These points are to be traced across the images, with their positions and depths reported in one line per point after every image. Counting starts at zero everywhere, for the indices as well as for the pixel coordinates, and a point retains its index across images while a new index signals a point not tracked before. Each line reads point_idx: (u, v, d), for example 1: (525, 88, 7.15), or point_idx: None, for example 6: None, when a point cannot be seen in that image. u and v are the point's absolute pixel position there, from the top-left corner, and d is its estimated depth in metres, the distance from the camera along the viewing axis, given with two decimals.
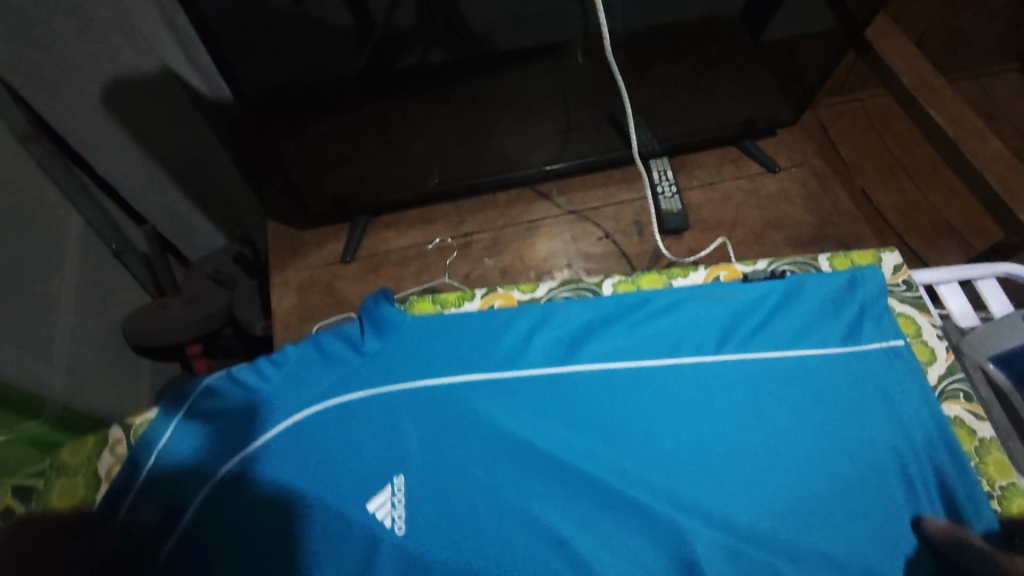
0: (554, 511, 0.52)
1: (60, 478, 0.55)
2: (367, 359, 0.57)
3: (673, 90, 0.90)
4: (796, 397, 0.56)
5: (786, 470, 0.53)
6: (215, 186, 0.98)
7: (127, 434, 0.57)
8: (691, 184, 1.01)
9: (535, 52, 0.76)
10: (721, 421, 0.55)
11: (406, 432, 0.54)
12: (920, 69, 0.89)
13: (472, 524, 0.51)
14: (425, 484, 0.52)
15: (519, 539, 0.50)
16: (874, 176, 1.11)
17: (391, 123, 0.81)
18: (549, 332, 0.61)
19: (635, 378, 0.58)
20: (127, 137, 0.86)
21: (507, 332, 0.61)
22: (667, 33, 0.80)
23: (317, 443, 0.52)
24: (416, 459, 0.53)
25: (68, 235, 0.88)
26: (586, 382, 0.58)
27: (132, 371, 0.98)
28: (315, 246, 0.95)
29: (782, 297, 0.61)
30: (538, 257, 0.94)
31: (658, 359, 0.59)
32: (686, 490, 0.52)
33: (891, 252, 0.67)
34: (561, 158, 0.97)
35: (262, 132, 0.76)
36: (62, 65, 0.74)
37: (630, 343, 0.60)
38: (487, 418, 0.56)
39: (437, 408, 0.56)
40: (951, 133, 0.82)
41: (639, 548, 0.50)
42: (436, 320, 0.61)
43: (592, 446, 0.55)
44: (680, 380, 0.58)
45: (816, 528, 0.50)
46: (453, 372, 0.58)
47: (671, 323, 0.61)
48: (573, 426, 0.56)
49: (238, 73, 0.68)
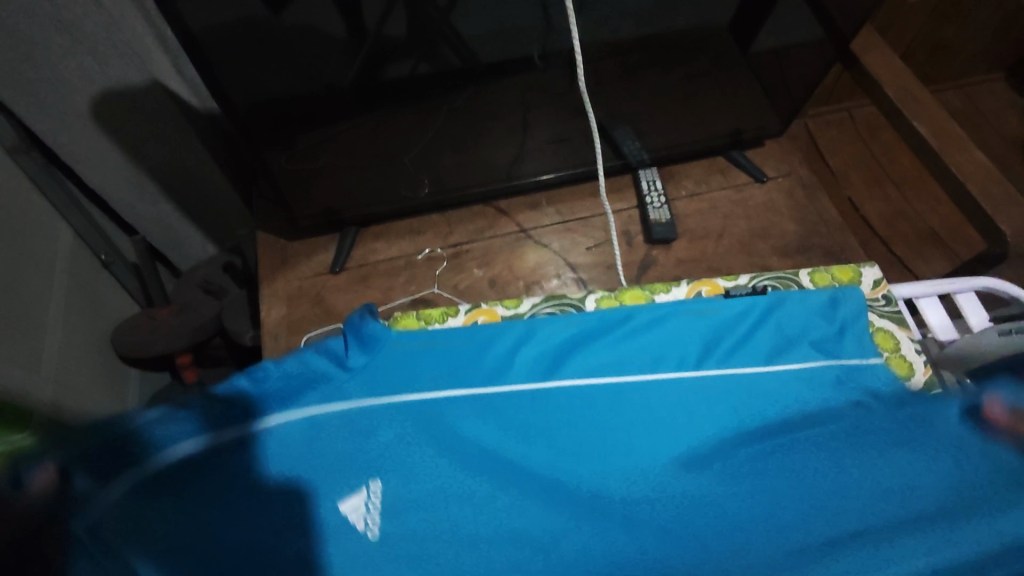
0: (533, 520, 0.52)
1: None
2: (352, 375, 0.57)
3: (661, 101, 0.91)
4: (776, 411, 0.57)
5: (769, 480, 0.53)
6: (205, 197, 0.98)
7: None
8: (679, 194, 1.02)
9: (524, 64, 0.77)
10: (699, 435, 0.56)
11: (388, 444, 0.54)
12: (905, 81, 0.90)
13: (453, 534, 0.51)
14: (403, 491, 0.52)
15: (499, 550, 0.51)
16: (861, 186, 1.12)
17: (381, 135, 0.81)
18: (532, 348, 0.62)
19: (617, 393, 0.59)
20: (116, 149, 0.86)
21: (493, 345, 0.62)
22: (655, 45, 0.81)
23: (299, 452, 0.51)
24: (397, 469, 0.53)
25: (56, 246, 0.88)
26: (569, 396, 0.59)
27: (119, 382, 0.97)
28: (304, 256, 0.96)
29: (762, 313, 0.63)
30: (527, 267, 0.95)
31: (639, 374, 0.60)
32: (663, 502, 0.53)
33: (871, 267, 0.69)
34: (550, 169, 0.97)
35: (252, 145, 0.76)
36: (51, 79, 0.75)
37: (612, 359, 0.61)
38: (469, 432, 0.56)
39: (421, 421, 0.56)
40: (934, 144, 0.83)
41: (617, 556, 0.51)
42: (424, 337, 0.63)
43: (571, 459, 0.56)
44: (660, 394, 0.59)
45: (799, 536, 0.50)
46: (437, 387, 0.58)
47: (653, 339, 0.62)
48: (552, 440, 0.56)
49: (228, 87, 0.68)
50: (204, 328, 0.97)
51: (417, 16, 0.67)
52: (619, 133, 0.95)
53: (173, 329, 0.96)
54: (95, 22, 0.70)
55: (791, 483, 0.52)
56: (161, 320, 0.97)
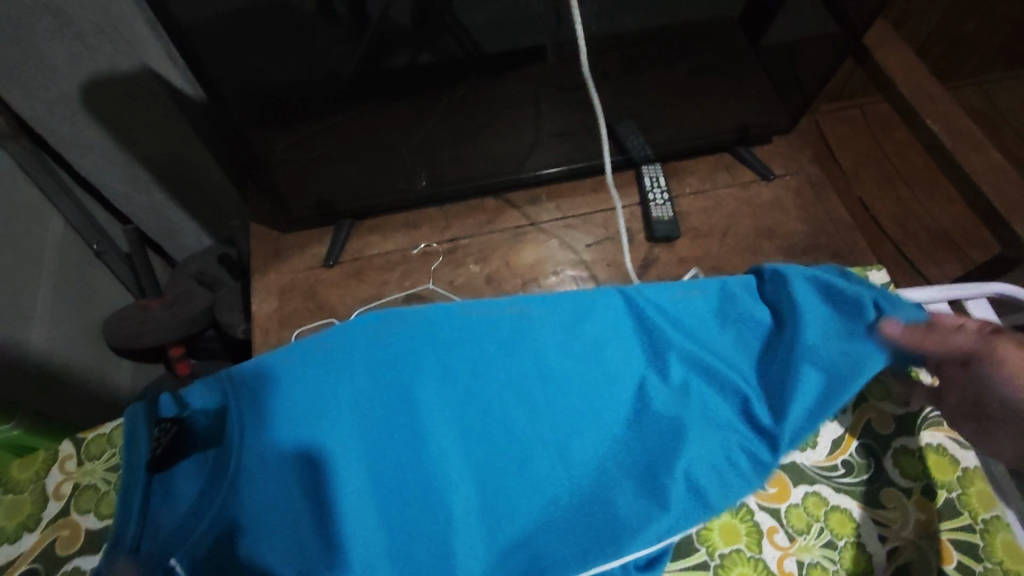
0: (523, 444, 0.50)
1: (5, 496, 0.55)
2: (329, 346, 0.52)
3: (667, 95, 0.88)
4: (687, 339, 0.56)
5: (701, 391, 0.55)
6: (200, 186, 0.97)
7: (77, 450, 0.58)
8: (683, 191, 0.99)
9: (524, 55, 0.75)
10: (620, 373, 0.54)
11: (379, 336, 0.53)
12: (920, 77, 0.87)
13: (469, 421, 0.50)
14: (416, 364, 0.51)
15: (522, 443, 0.50)
16: (871, 186, 1.09)
17: (379, 127, 0.79)
18: (426, 322, 0.55)
19: (525, 360, 0.54)
20: (109, 136, 0.85)
21: (381, 330, 0.54)
22: (662, 36, 0.78)
23: (321, 355, 0.51)
24: (398, 348, 0.52)
25: (46, 236, 0.87)
26: (493, 371, 0.53)
27: (111, 372, 0.96)
28: (298, 248, 0.94)
29: (694, 309, 0.59)
30: (524, 264, 0.93)
31: (553, 348, 0.54)
32: (615, 425, 0.53)
33: (879, 270, 0.66)
34: (551, 163, 0.95)
35: (241, 132, 0.74)
36: (41, 66, 0.74)
37: (523, 346, 0.54)
38: (411, 390, 0.50)
39: (413, 319, 0.55)
40: (947, 141, 0.81)
41: (617, 449, 0.52)
42: (389, 315, 0.55)
43: (528, 409, 0.51)
44: (578, 338, 0.55)
45: (728, 395, 0.55)
46: (404, 325, 0.54)
47: (561, 325, 0.56)
48: (487, 392, 0.52)
49: (216, 76, 0.66)
50: (196, 319, 0.96)
51: (422, 7, 0.65)
52: (623, 127, 0.93)
53: (164, 320, 0.94)
54: (83, 7, 0.70)
55: (686, 348, 0.56)
56: (153, 311, 0.96)
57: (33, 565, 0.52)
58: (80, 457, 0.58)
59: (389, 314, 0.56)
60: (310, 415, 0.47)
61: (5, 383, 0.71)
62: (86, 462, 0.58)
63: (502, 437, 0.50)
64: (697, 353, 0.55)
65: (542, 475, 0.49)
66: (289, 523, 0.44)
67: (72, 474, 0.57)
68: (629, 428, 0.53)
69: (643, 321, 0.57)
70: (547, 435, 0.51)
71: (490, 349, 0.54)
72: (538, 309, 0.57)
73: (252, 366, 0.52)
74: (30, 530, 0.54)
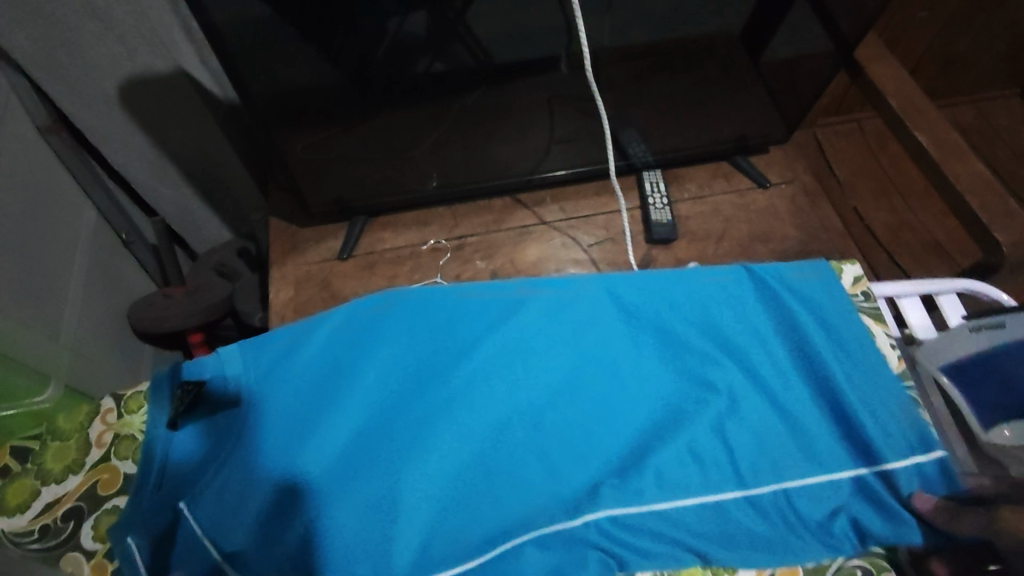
0: (498, 452, 0.62)
1: (54, 442, 0.66)
2: (341, 363, 0.64)
3: (668, 106, 0.93)
4: (655, 359, 0.68)
5: (655, 403, 0.66)
6: (223, 182, 1.03)
7: (118, 405, 0.68)
8: (682, 196, 1.03)
9: (532, 65, 0.80)
10: (591, 390, 0.66)
11: (383, 356, 0.65)
12: (909, 92, 0.91)
13: (455, 431, 0.62)
14: (415, 384, 0.64)
15: (497, 453, 0.62)
16: (866, 196, 1.12)
17: (395, 130, 0.84)
18: (426, 339, 0.67)
19: (505, 377, 0.66)
20: (141, 133, 0.91)
21: (385, 349, 0.66)
22: (663, 49, 0.83)
23: (332, 371, 0.64)
24: (399, 369, 0.65)
25: (79, 223, 0.92)
26: (480, 386, 0.65)
27: (132, 358, 1.01)
28: (314, 242, 0.99)
29: (665, 327, 0.70)
30: (527, 262, 0.97)
31: (535, 366, 0.67)
32: (580, 432, 0.64)
33: (853, 265, 0.77)
34: (555, 168, 0.99)
35: (267, 130, 0.79)
36: (84, 65, 0.80)
37: (513, 362, 0.67)
38: (406, 408, 0.63)
39: (421, 332, 0.67)
40: (934, 153, 0.84)
41: (576, 459, 0.62)
42: (395, 329, 0.67)
43: (508, 423, 0.63)
44: (555, 357, 0.67)
45: (680, 406, 0.66)
46: (406, 343, 0.67)
47: (542, 344, 0.68)
48: (475, 404, 0.64)
49: (246, 79, 0.72)
50: (216, 307, 1.00)
51: (437, 18, 0.70)
52: (626, 134, 0.97)
53: (185, 307, 0.98)
54: (125, 12, 0.76)
55: (647, 366, 0.68)
56: (175, 299, 1.00)
57: (78, 503, 0.62)
58: (119, 411, 0.68)
59: (397, 329, 0.67)
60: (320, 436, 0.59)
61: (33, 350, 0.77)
62: (125, 415, 0.68)
63: (480, 444, 0.62)
64: (657, 371, 0.68)
65: (507, 480, 0.61)
66: (297, 516, 0.56)
67: (113, 426, 0.67)
68: (590, 440, 0.64)
69: (621, 340, 0.69)
70: (520, 445, 0.63)
71: (483, 365, 0.66)
72: (524, 326, 0.69)
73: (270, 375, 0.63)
74: (75, 473, 0.64)
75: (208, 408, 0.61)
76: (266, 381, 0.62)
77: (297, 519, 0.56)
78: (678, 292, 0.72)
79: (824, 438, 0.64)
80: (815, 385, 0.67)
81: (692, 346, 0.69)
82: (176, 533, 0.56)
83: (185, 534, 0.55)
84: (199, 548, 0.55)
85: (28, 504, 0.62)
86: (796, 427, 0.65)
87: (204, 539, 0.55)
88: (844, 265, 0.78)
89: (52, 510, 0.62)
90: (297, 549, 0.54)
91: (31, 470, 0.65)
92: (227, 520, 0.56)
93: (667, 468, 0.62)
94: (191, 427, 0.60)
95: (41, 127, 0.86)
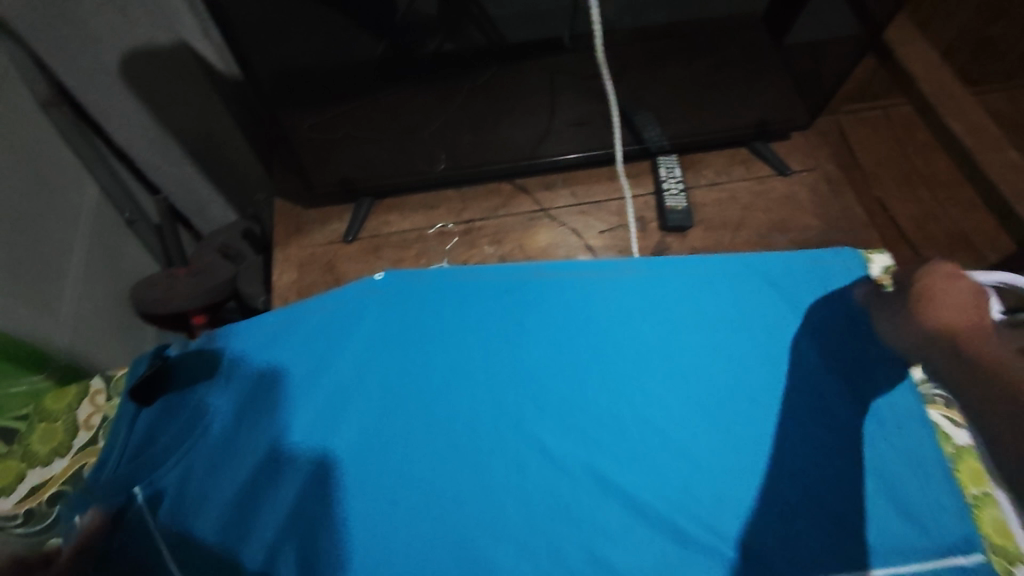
0: (479, 452, 0.61)
1: (42, 423, 0.65)
2: (333, 362, 0.66)
3: (686, 89, 0.89)
4: (655, 361, 0.67)
5: (653, 405, 0.64)
6: (227, 161, 1.01)
7: (107, 386, 0.67)
8: (698, 182, 1.00)
9: (545, 45, 0.77)
10: (583, 394, 0.64)
11: (373, 357, 0.66)
12: (943, 76, 0.86)
13: (434, 432, 0.62)
14: (400, 384, 0.65)
15: (476, 455, 0.61)
16: (890, 186, 1.07)
17: (401, 110, 0.82)
18: (416, 339, 0.68)
19: (493, 378, 0.66)
20: (144, 108, 0.89)
21: (373, 349, 0.67)
22: (682, 30, 0.79)
23: (318, 370, 0.65)
24: (384, 369, 0.66)
25: (82, 200, 0.92)
26: (466, 386, 0.65)
27: (133, 337, 1.00)
28: (319, 224, 0.97)
29: (668, 330, 0.69)
30: (538, 247, 0.94)
31: (524, 367, 0.66)
32: (565, 435, 0.62)
33: (883, 254, 0.74)
34: (567, 150, 0.96)
35: (272, 107, 0.76)
36: (85, 37, 0.78)
37: (503, 364, 0.67)
38: (387, 409, 0.63)
39: (410, 333, 0.69)
40: (968, 140, 0.80)
41: (560, 465, 0.60)
42: (388, 332, 0.68)
43: (492, 425, 0.63)
44: (544, 359, 0.67)
45: (681, 412, 0.63)
46: (396, 344, 0.68)
47: (535, 346, 0.68)
48: (458, 406, 0.64)
49: (250, 56, 0.69)
50: (219, 289, 0.98)
51: None
52: (640, 118, 0.93)
53: (188, 288, 0.97)
54: None
55: (644, 369, 0.66)
56: (179, 279, 0.98)
57: (62, 487, 0.61)
58: (108, 392, 0.67)
59: (388, 331, 0.68)
60: (299, 434, 0.62)
61: (35, 325, 0.77)
62: (113, 397, 0.67)
63: (459, 444, 0.61)
64: (657, 375, 0.66)
65: (484, 482, 0.59)
66: (262, 508, 0.58)
67: (102, 407, 0.66)
68: (575, 445, 0.61)
69: (619, 345, 0.68)
70: (502, 448, 0.61)
71: (470, 367, 0.66)
72: (514, 327, 0.69)
73: (259, 371, 0.66)
74: (62, 456, 0.63)
75: (178, 388, 0.65)
76: (244, 368, 0.66)
77: (249, 506, 0.58)
78: (672, 286, 0.72)
79: (840, 452, 0.60)
80: (817, 391, 0.63)
81: (694, 351, 0.67)
82: (126, 517, 0.57)
83: (132, 519, 0.57)
84: (147, 535, 0.56)
85: (14, 487, 0.61)
86: (808, 437, 0.61)
87: (159, 519, 0.57)
88: (873, 254, 0.74)
89: (37, 494, 0.60)
90: (245, 539, 0.56)
91: (17, 451, 0.63)
92: (182, 507, 0.58)
93: (655, 476, 0.59)
94: (157, 407, 0.64)
95: (41, 101, 0.85)
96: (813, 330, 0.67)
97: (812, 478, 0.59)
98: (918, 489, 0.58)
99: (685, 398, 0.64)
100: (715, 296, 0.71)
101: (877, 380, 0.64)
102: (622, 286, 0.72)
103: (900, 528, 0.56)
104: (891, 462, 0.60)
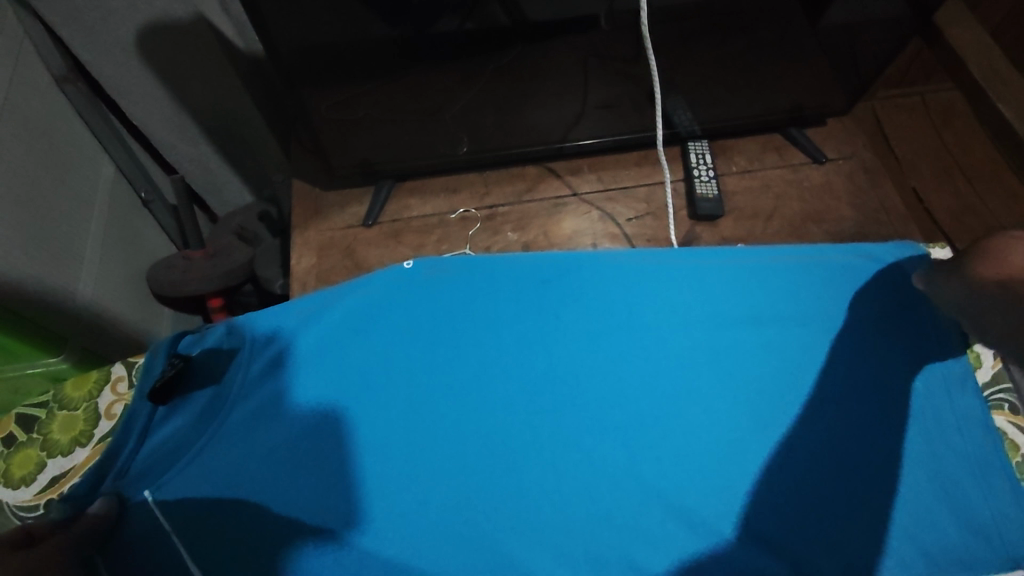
0: (512, 449, 0.59)
1: (61, 411, 0.64)
2: (360, 353, 0.64)
3: (720, 71, 0.85)
4: (690, 356, 0.64)
5: (689, 402, 0.61)
6: (243, 140, 0.98)
7: (128, 374, 0.66)
8: (729, 169, 0.96)
9: (577, 23, 0.73)
10: (616, 389, 0.62)
11: (400, 348, 0.65)
12: (993, 61, 0.82)
13: (464, 427, 0.60)
14: (428, 377, 0.63)
15: (508, 452, 0.59)
16: (927, 176, 1.03)
17: (424, 89, 0.78)
18: (444, 330, 0.66)
19: (523, 372, 0.64)
20: (160, 84, 0.86)
21: (401, 340, 0.65)
22: (720, 9, 0.75)
23: (345, 360, 0.63)
24: (411, 361, 0.64)
25: (98, 179, 0.90)
26: (495, 381, 0.63)
27: (154, 320, 0.99)
28: (338, 207, 0.94)
29: (702, 323, 0.66)
30: (562, 234, 0.91)
31: (555, 362, 0.64)
32: (599, 432, 0.60)
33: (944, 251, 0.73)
34: (594, 134, 0.92)
35: (291, 85, 0.74)
36: (100, 9, 0.76)
37: (533, 357, 0.65)
38: (416, 402, 0.62)
39: (438, 324, 0.67)
40: (1021, 129, 0.76)
41: (595, 464, 0.58)
42: (415, 323, 0.67)
43: (524, 421, 0.61)
44: (575, 353, 0.65)
45: (717, 408, 0.61)
46: (423, 335, 0.66)
47: (566, 340, 0.66)
48: (488, 401, 0.62)
49: (270, 30, 0.66)
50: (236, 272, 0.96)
51: None
52: (671, 102, 0.90)
53: (206, 270, 0.96)
54: None
55: (679, 365, 0.64)
56: (196, 262, 0.97)
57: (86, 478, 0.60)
58: (129, 380, 0.66)
59: (415, 322, 0.67)
60: (327, 428, 0.60)
61: (50, 306, 0.76)
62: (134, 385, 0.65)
63: (490, 440, 0.60)
64: (693, 371, 0.63)
65: (518, 481, 0.58)
66: (288, 503, 0.55)
67: (123, 396, 0.65)
68: (610, 443, 0.59)
69: (652, 339, 0.66)
70: (535, 446, 0.59)
71: (499, 360, 0.65)
72: (543, 320, 0.67)
73: (281, 360, 0.63)
74: (83, 445, 0.62)
75: (194, 380, 0.63)
76: (263, 358, 0.63)
77: (273, 501, 0.55)
78: (713, 280, 0.69)
79: (890, 452, 0.58)
80: (870, 394, 0.61)
81: (731, 347, 0.65)
82: (136, 519, 0.53)
83: (144, 520, 0.53)
84: (163, 535, 0.52)
85: (35, 476, 0.61)
86: (852, 437, 0.59)
87: (173, 517, 0.53)
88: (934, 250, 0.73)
89: (58, 484, 0.60)
90: (271, 536, 0.54)
91: (37, 440, 0.63)
92: (196, 505, 0.54)
93: (694, 475, 0.57)
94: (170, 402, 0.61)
95: (57, 77, 0.83)
96: (856, 326, 0.65)
97: (864, 479, 0.57)
98: (976, 492, 0.57)
99: (723, 395, 0.62)
100: (751, 289, 0.68)
101: (929, 376, 0.62)
102: (654, 278, 0.70)
103: (959, 532, 0.55)
104: (951, 463, 0.58)
